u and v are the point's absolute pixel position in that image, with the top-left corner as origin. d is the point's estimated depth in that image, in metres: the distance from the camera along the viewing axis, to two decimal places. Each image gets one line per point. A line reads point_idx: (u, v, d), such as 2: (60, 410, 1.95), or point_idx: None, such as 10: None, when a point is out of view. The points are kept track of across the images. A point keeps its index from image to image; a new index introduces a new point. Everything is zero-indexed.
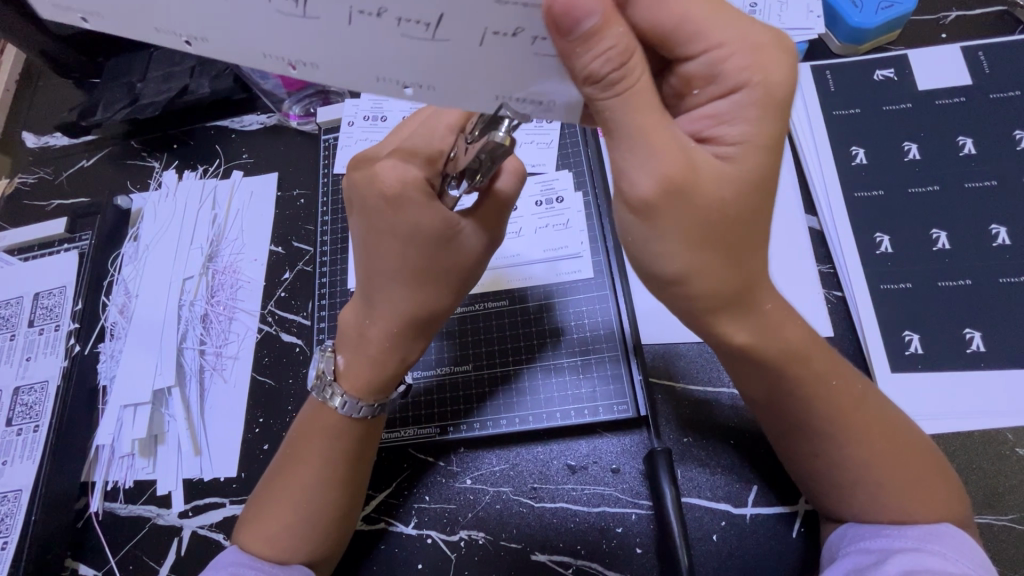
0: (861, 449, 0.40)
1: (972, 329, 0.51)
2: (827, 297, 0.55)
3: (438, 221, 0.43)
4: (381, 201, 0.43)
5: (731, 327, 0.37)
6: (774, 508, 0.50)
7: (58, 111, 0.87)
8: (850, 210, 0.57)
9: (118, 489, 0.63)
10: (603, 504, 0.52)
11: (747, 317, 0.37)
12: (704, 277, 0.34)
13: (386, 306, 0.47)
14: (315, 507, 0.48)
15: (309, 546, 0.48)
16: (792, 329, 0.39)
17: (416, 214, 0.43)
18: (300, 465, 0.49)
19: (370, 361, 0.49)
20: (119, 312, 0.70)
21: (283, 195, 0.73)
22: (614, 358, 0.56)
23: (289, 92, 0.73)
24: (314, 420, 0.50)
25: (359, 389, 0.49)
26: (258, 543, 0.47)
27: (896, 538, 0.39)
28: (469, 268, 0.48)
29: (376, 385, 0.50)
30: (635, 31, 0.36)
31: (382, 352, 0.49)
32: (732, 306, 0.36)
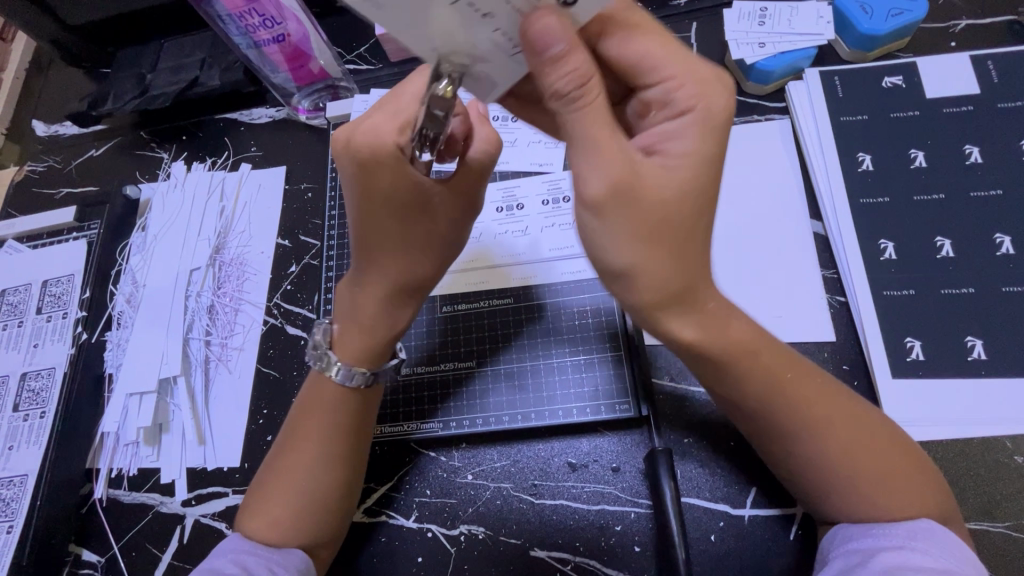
0: (820, 441, 0.41)
1: (974, 336, 0.51)
2: (829, 302, 0.56)
3: (411, 188, 0.44)
4: (358, 168, 0.43)
5: (677, 324, 0.37)
6: (773, 510, 0.50)
7: (69, 100, 0.87)
8: (855, 216, 0.57)
9: (122, 476, 0.63)
10: (603, 502, 0.53)
11: (690, 313, 0.37)
12: (649, 272, 0.35)
13: (381, 277, 0.48)
14: (318, 489, 0.49)
15: (313, 529, 0.48)
16: (738, 329, 0.40)
17: (391, 180, 0.43)
18: (301, 445, 0.49)
19: (366, 329, 0.50)
20: (126, 301, 0.70)
21: (291, 189, 0.74)
22: (617, 356, 0.56)
23: (298, 87, 0.74)
24: (314, 396, 0.51)
25: (356, 357, 0.50)
26: (261, 528, 0.47)
27: (882, 536, 0.39)
28: (451, 235, 0.48)
29: (369, 352, 0.50)
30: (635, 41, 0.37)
31: (377, 322, 0.50)
32: (678, 303, 0.36)
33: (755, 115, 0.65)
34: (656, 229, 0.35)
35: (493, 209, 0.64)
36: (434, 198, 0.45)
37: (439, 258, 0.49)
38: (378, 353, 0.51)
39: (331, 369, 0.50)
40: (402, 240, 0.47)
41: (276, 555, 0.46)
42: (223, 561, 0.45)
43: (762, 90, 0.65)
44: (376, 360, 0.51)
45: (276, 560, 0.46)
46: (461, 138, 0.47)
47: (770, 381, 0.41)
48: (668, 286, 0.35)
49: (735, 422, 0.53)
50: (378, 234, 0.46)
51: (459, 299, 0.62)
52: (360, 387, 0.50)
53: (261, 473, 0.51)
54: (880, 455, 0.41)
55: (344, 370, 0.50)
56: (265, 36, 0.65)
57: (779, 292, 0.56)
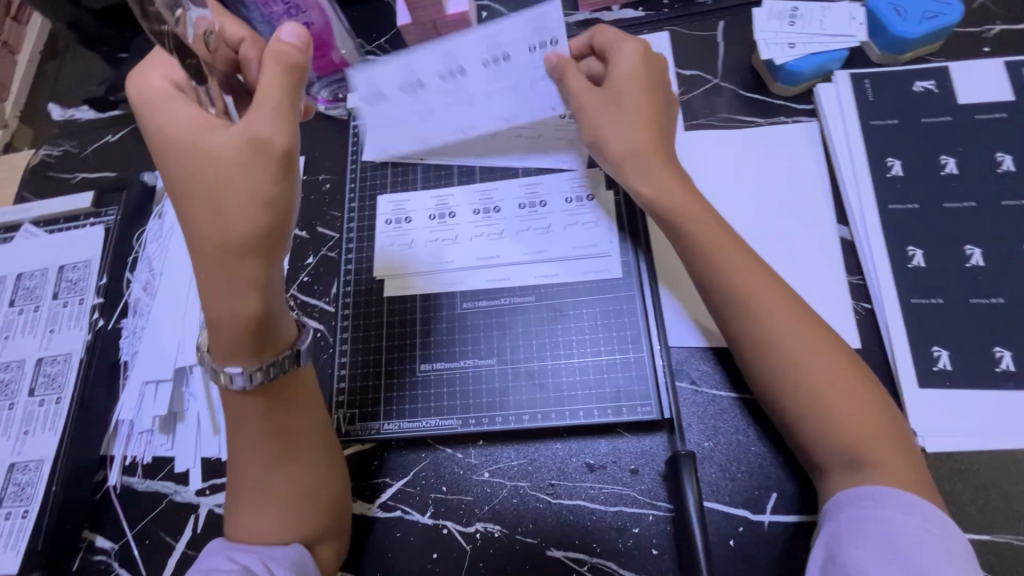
0: (779, 327, 0.47)
1: (1002, 347, 0.51)
2: (855, 309, 0.55)
3: (188, 129, 0.42)
4: (151, 113, 0.44)
5: (641, 183, 0.54)
6: (794, 517, 0.50)
7: (85, 84, 0.87)
8: (884, 223, 0.56)
9: (136, 464, 0.63)
10: (621, 503, 0.52)
11: (649, 176, 0.54)
12: (620, 144, 0.55)
13: (216, 262, 0.41)
14: (287, 486, 0.48)
15: (301, 524, 0.48)
16: (686, 199, 0.53)
17: (173, 122, 0.43)
18: (252, 454, 0.48)
19: (224, 327, 0.44)
20: (143, 288, 0.70)
21: (307, 179, 0.72)
22: (640, 358, 0.56)
23: (317, 75, 0.72)
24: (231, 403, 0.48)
25: (232, 357, 0.45)
26: (247, 531, 0.48)
27: (875, 507, 0.41)
28: (236, 173, 0.40)
29: (231, 340, 0.44)
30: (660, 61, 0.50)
31: (228, 313, 0.43)
32: (640, 156, 0.54)
33: (782, 117, 0.64)
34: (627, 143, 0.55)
35: (516, 199, 0.64)
36: (210, 142, 0.41)
37: (255, 204, 0.41)
38: (253, 349, 0.45)
39: (220, 376, 0.46)
40: (213, 196, 0.41)
41: (269, 550, 0.46)
42: (219, 560, 0.45)
43: (790, 91, 0.64)
44: (256, 354, 0.45)
45: (269, 555, 0.46)
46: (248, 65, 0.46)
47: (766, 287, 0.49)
48: (635, 142, 0.54)
49: (759, 428, 0.53)
50: (181, 192, 0.42)
51: (480, 296, 0.61)
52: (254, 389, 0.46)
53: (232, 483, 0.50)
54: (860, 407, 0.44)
55: (238, 375, 0.45)
56: None
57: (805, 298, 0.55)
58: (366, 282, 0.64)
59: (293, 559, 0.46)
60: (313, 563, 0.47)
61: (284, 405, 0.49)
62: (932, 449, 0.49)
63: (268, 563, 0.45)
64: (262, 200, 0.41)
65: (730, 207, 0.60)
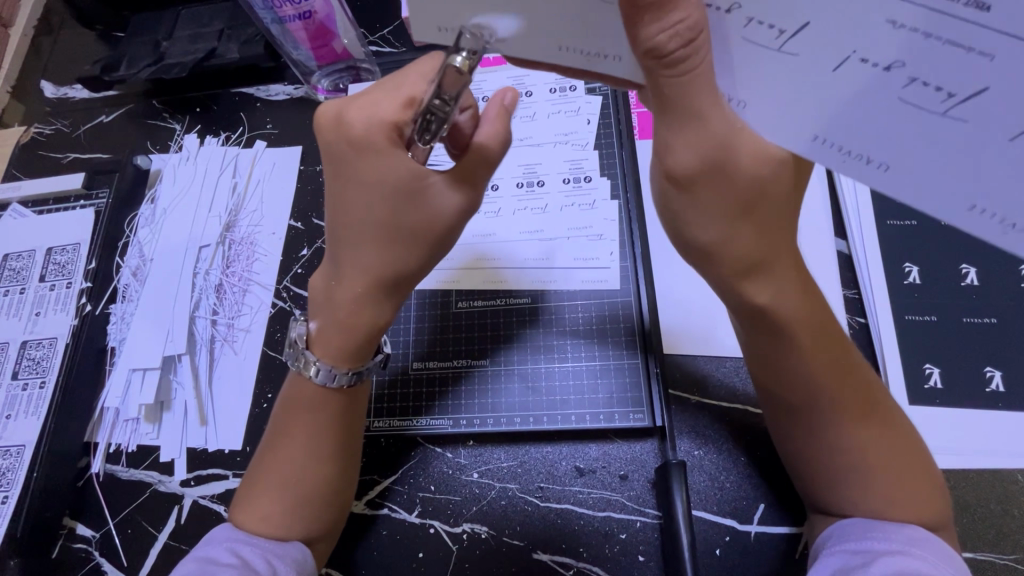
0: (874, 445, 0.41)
1: (993, 367, 0.51)
2: (850, 322, 0.55)
3: (402, 170, 0.41)
4: (344, 145, 0.42)
5: (757, 290, 0.39)
6: (780, 527, 0.50)
7: (80, 62, 0.85)
8: (882, 238, 0.57)
9: (120, 452, 0.62)
10: (609, 509, 0.52)
11: (773, 278, 0.39)
12: (736, 244, 0.38)
13: (355, 265, 0.44)
14: (314, 487, 0.48)
15: (306, 527, 0.48)
16: (808, 310, 0.41)
17: (376, 162, 0.41)
18: (291, 443, 0.48)
19: (332, 314, 0.46)
20: (133, 274, 0.69)
21: (306, 170, 0.73)
22: (633, 366, 0.56)
23: (319, 65, 0.73)
24: (299, 390, 0.48)
25: (333, 353, 0.47)
26: (257, 523, 0.46)
27: (883, 540, 0.39)
28: (436, 224, 0.43)
29: (351, 352, 0.47)
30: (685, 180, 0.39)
31: (346, 310, 0.46)
32: (760, 271, 0.39)
33: None
34: (758, 204, 0.37)
35: (515, 202, 0.63)
36: (403, 186, 0.41)
37: (426, 243, 0.44)
38: (355, 355, 0.47)
39: (308, 368, 0.48)
40: (391, 233, 0.43)
41: (274, 547, 0.45)
42: (220, 551, 0.44)
43: None
44: (353, 361, 0.48)
45: (272, 552, 0.45)
46: (467, 131, 0.44)
47: (817, 336, 0.41)
48: (755, 250, 0.38)
49: (748, 438, 0.53)
50: (352, 221, 0.43)
51: (475, 296, 0.61)
52: (333, 387, 0.48)
53: (254, 463, 0.50)
54: (902, 451, 0.41)
55: (322, 369, 0.47)
56: (290, 12, 0.64)
57: None
58: None
59: (296, 558, 0.45)
60: (312, 560, 0.47)
61: (347, 408, 0.49)
62: None
63: (272, 560, 0.44)
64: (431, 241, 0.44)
65: None
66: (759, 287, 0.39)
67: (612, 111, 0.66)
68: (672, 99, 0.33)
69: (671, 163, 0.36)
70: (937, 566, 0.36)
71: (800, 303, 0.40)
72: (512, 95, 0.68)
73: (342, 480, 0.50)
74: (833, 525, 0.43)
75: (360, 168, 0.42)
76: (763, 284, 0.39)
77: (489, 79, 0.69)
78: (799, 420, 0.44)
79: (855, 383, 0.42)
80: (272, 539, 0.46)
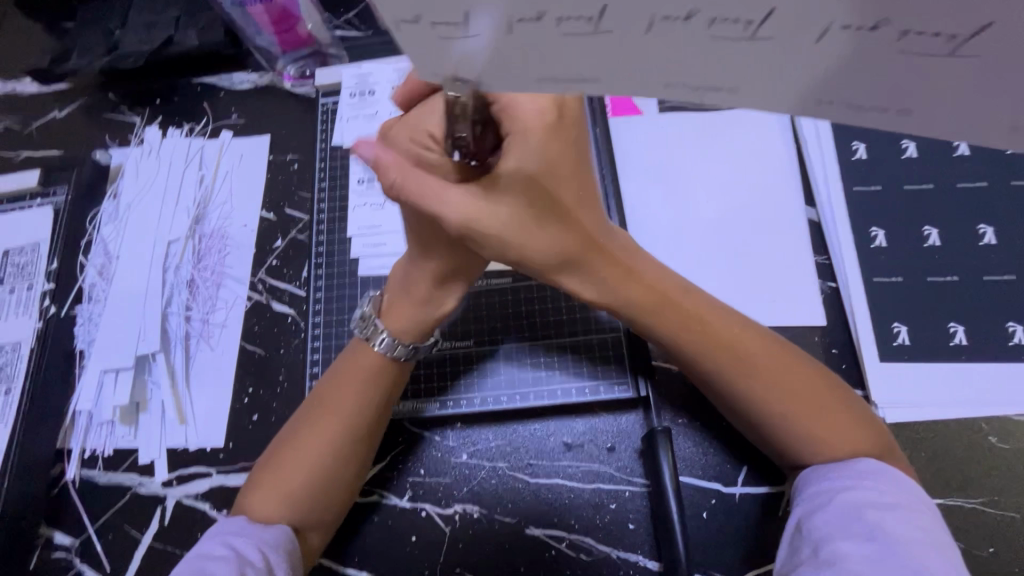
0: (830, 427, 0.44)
1: (956, 323, 0.53)
2: (821, 288, 0.57)
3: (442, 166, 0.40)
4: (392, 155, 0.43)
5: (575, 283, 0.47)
6: (762, 487, 0.51)
7: (27, 55, 0.81)
8: (848, 204, 0.58)
9: (96, 457, 0.60)
10: (598, 480, 0.53)
11: (584, 275, 0.46)
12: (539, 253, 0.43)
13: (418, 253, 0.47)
14: (334, 471, 0.48)
15: (313, 512, 0.48)
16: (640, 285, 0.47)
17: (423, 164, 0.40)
18: (326, 423, 0.49)
19: (409, 293, 0.50)
20: (98, 273, 0.67)
21: (275, 159, 0.71)
22: (615, 339, 0.57)
23: (284, 51, 0.72)
24: (355, 362, 0.51)
25: (401, 328, 0.50)
26: (263, 501, 0.47)
27: (836, 478, 0.42)
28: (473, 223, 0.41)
29: (420, 327, 0.51)
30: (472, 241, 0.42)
31: (421, 291, 0.49)
32: (573, 267, 0.44)
33: None
34: (548, 211, 0.40)
35: None
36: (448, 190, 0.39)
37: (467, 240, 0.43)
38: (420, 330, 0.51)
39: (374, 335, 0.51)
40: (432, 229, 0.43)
41: (267, 534, 0.44)
42: (213, 544, 0.43)
43: None
44: (421, 335, 0.51)
45: (264, 541, 0.44)
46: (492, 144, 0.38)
47: (697, 330, 0.47)
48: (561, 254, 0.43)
49: None
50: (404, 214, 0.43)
51: None
52: (398, 360, 0.51)
53: (273, 444, 0.50)
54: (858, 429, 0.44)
55: (385, 339, 0.50)
56: None
57: (775, 277, 0.57)
58: (338, 266, 0.65)
59: (287, 547, 0.45)
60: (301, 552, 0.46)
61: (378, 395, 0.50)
62: (891, 420, 0.52)
63: (264, 549, 0.43)
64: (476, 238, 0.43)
65: (705, 190, 0.61)
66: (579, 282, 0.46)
67: None
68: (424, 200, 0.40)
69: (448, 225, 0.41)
70: (889, 493, 0.40)
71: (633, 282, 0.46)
72: None
73: (365, 461, 0.51)
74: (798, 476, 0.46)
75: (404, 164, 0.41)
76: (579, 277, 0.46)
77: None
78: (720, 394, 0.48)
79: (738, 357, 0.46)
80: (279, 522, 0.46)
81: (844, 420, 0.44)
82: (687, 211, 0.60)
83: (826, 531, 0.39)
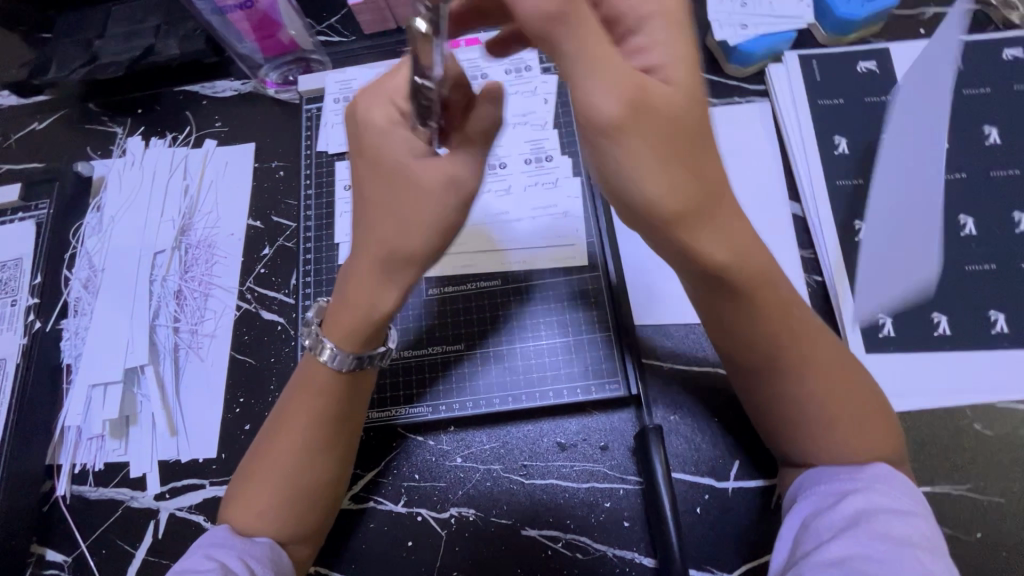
0: (865, 425, 0.43)
1: (940, 313, 0.54)
2: (808, 282, 0.57)
3: (403, 138, 0.38)
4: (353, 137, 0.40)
5: (707, 242, 0.34)
6: (754, 481, 0.52)
7: (5, 67, 0.80)
8: (832, 198, 0.59)
9: (87, 471, 0.60)
10: (592, 479, 0.53)
11: (717, 228, 0.35)
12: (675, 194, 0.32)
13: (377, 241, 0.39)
14: (304, 480, 0.47)
15: (292, 523, 0.47)
16: (758, 256, 0.38)
17: (384, 137, 0.39)
18: (292, 433, 0.47)
19: (350, 300, 0.41)
20: (83, 286, 0.66)
21: (260, 166, 0.70)
22: (606, 338, 0.57)
23: (266, 58, 0.71)
24: (308, 373, 0.47)
25: (345, 339, 0.43)
26: (240, 517, 0.46)
27: (848, 480, 0.41)
28: (438, 197, 0.37)
29: (362, 340, 0.43)
30: (438, 219, 0.38)
31: (367, 292, 0.40)
32: (701, 218, 0.34)
33: (736, 97, 0.65)
34: (686, 135, 0.33)
35: None
36: (417, 164, 0.38)
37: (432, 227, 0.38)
38: (370, 340, 0.43)
39: (320, 351, 0.45)
40: (395, 212, 0.38)
41: (248, 545, 0.44)
42: (194, 558, 0.42)
43: (743, 73, 0.65)
44: (363, 345, 0.44)
45: (248, 551, 0.43)
46: (460, 110, 0.40)
47: (778, 310, 0.41)
48: (692, 201, 0.33)
49: (719, 400, 0.54)
50: (364, 196, 0.39)
51: (446, 282, 0.61)
52: (345, 372, 0.45)
53: (246, 459, 0.49)
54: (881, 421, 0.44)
55: (332, 351, 0.44)
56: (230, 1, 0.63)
57: None
58: (327, 273, 0.65)
59: (271, 557, 0.44)
60: (287, 559, 0.46)
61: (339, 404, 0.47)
62: None
63: (247, 560, 0.42)
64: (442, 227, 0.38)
65: None
66: (709, 243, 0.34)
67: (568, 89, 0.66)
68: (391, 184, 0.38)
69: (416, 197, 0.38)
70: (897, 499, 0.39)
71: (746, 243, 0.37)
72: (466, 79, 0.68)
73: (340, 465, 0.49)
74: (799, 478, 0.45)
75: (369, 139, 0.39)
76: (711, 234, 0.34)
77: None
78: (770, 376, 0.44)
79: (794, 331, 0.42)
80: (258, 536, 0.45)
81: (876, 423, 0.43)
82: None
83: (835, 535, 0.38)
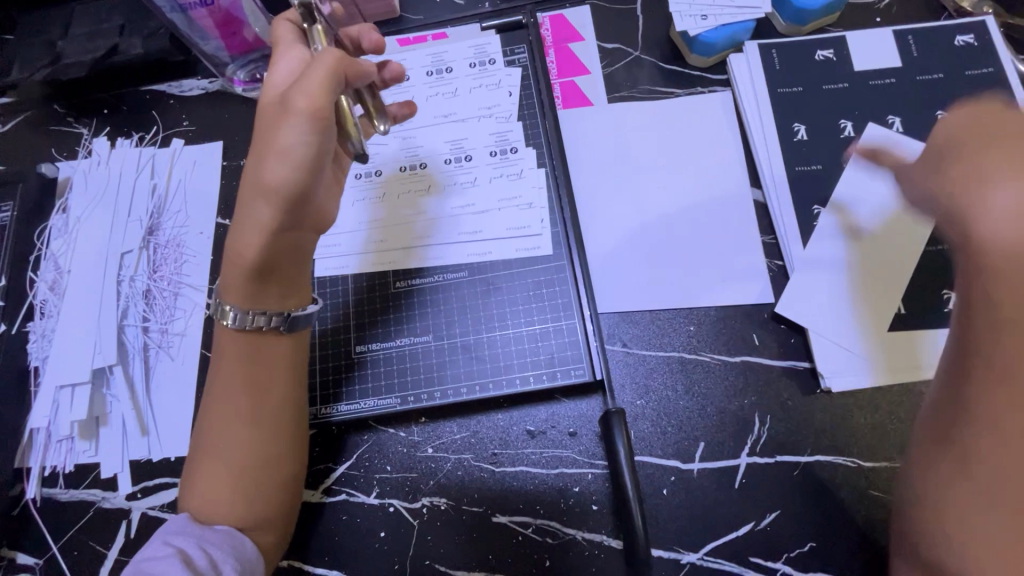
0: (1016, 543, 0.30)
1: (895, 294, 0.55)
2: (769, 266, 0.59)
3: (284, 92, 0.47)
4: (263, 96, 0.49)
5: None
6: (719, 463, 0.53)
7: None
8: (792, 184, 0.60)
9: (56, 474, 0.59)
10: (561, 465, 0.54)
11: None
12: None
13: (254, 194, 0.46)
14: (247, 457, 0.47)
15: (246, 506, 0.47)
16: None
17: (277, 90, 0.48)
18: (218, 406, 0.48)
19: (239, 258, 0.47)
20: (50, 288, 0.65)
21: (228, 164, 0.70)
22: (570, 325, 0.58)
23: (232, 56, 0.71)
24: (224, 343, 0.49)
25: (238, 293, 0.48)
26: (196, 506, 0.46)
27: None
28: (293, 144, 0.44)
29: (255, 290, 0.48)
30: (280, 167, 0.45)
31: (250, 240, 0.46)
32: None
33: (698, 87, 0.66)
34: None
35: (444, 178, 0.64)
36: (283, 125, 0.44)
37: (288, 164, 0.45)
38: (255, 290, 0.48)
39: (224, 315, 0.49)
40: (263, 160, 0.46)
41: (206, 533, 0.44)
42: (154, 546, 0.43)
43: (705, 63, 0.66)
44: (252, 297, 0.48)
45: (206, 539, 0.44)
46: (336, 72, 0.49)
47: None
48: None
49: (684, 385, 0.56)
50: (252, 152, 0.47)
51: (413, 274, 0.61)
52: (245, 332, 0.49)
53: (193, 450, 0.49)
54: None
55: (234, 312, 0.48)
56: None
57: (723, 258, 0.59)
58: None
59: (230, 543, 0.45)
60: (249, 545, 0.46)
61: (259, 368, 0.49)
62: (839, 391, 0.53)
63: (206, 548, 0.43)
64: (297, 161, 0.45)
65: (654, 176, 0.62)
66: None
67: (532, 81, 0.66)
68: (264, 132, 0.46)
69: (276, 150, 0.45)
70: None
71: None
72: (432, 73, 0.68)
73: (275, 441, 0.48)
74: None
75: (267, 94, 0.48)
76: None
77: (407, 57, 0.69)
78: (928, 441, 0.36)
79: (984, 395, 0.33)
80: (214, 522, 0.46)
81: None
82: (639, 198, 0.62)
83: None
